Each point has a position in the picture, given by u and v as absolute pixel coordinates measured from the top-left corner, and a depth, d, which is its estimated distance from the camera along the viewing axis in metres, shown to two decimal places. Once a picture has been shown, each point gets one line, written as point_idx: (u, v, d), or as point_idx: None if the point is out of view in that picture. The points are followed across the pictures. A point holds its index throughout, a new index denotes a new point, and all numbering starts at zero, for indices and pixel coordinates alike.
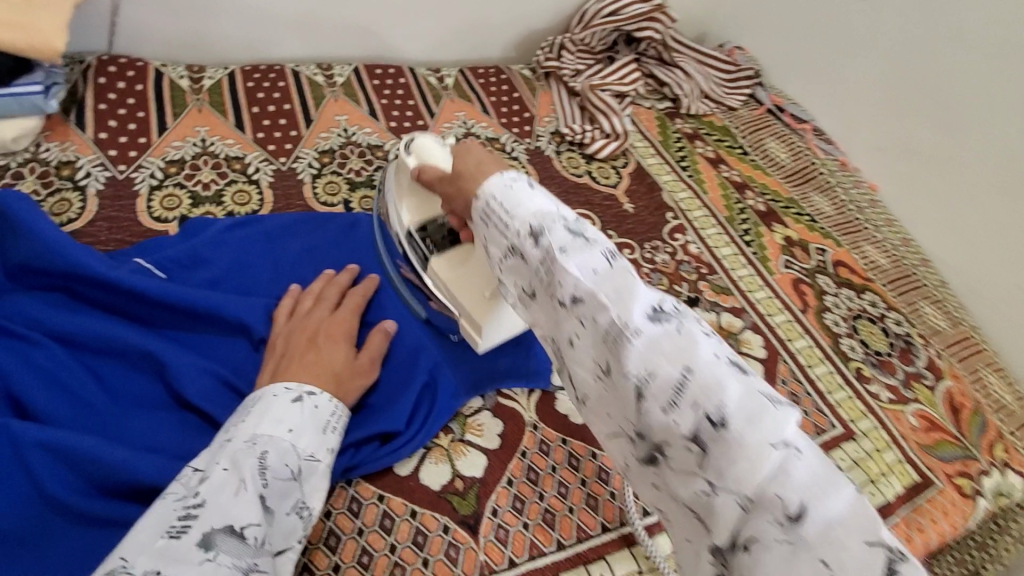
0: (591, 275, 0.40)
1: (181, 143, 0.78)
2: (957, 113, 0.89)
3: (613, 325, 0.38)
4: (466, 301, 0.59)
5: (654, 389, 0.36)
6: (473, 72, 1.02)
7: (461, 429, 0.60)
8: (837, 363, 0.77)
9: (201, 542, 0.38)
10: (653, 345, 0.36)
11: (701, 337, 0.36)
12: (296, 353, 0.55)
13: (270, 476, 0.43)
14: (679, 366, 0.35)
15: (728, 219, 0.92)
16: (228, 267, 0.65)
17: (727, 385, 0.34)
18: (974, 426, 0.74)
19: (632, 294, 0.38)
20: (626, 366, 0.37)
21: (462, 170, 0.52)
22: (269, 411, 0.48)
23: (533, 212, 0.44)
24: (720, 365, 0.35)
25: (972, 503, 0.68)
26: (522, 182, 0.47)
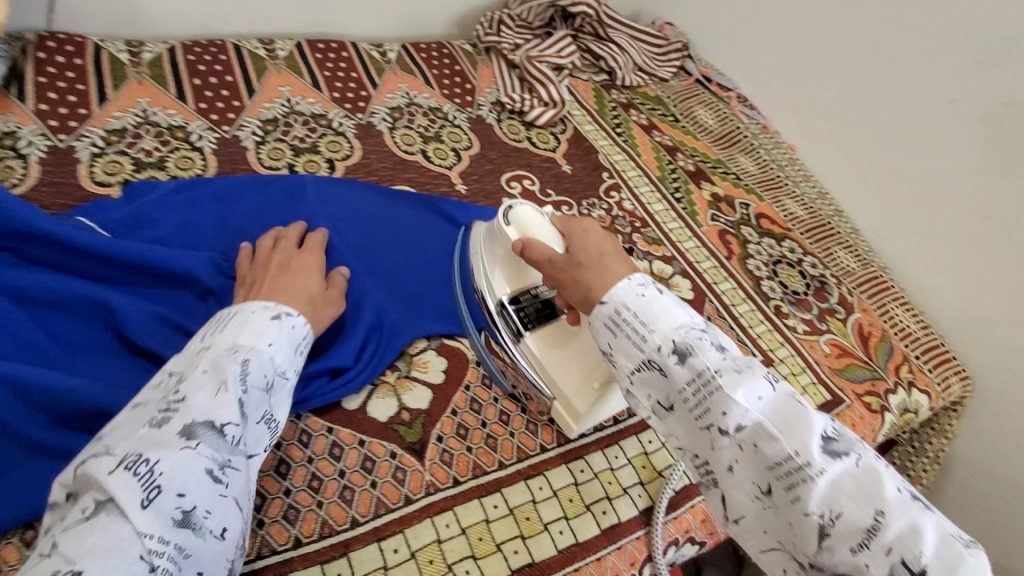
0: (755, 402, 0.45)
1: (122, 113, 0.78)
2: (860, 72, 0.97)
3: (790, 460, 0.43)
4: (567, 381, 0.59)
5: (840, 529, 0.41)
6: (416, 47, 1.06)
7: (408, 366, 0.63)
8: (758, 302, 0.83)
9: (181, 432, 0.43)
10: (836, 486, 0.42)
11: (880, 475, 0.42)
12: (267, 279, 0.59)
13: (248, 383, 0.48)
14: (872, 510, 0.40)
15: (660, 178, 0.98)
16: (174, 226, 0.67)
17: (922, 532, 0.39)
18: (882, 351, 0.82)
19: (808, 429, 0.44)
20: (808, 504, 0.42)
21: (582, 257, 0.57)
22: (249, 324, 0.52)
23: (671, 328, 0.50)
24: (909, 507, 0.40)
25: (880, 417, 0.74)
26: (649, 290, 0.52)
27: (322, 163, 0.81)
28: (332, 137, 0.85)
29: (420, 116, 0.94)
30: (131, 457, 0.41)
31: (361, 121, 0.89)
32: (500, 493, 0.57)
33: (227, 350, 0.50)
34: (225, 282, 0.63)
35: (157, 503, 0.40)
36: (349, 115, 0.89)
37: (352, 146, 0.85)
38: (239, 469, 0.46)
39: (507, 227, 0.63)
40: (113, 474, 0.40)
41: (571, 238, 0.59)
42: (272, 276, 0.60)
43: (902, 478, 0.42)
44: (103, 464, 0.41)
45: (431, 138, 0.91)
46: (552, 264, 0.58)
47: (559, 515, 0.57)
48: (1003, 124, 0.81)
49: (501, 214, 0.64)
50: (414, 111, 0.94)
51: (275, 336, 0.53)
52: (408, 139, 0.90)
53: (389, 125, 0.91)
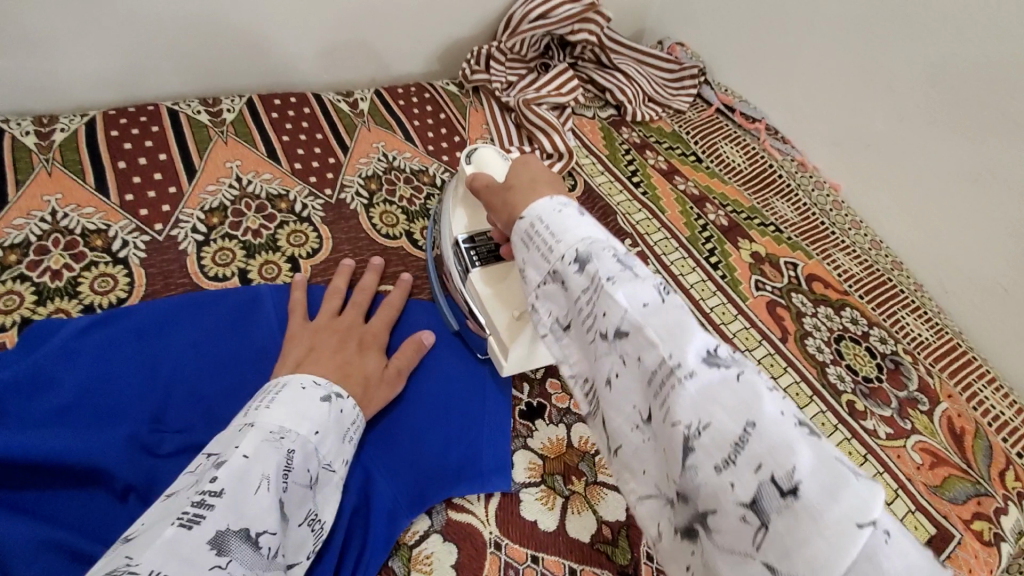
0: (641, 308, 0.37)
1: (24, 219, 0.62)
2: (918, 102, 0.81)
3: (663, 364, 0.34)
4: (498, 309, 0.57)
5: (707, 443, 0.31)
6: (392, 92, 0.90)
7: (404, 568, 0.48)
8: (827, 399, 0.69)
9: (213, 542, 0.36)
10: (709, 395, 0.32)
11: (762, 389, 0.32)
12: (327, 349, 0.55)
13: (291, 479, 0.42)
14: (742, 421, 0.31)
15: (690, 239, 0.83)
16: (82, 385, 0.51)
17: (798, 448, 0.29)
18: (981, 453, 0.67)
19: (691, 334, 0.35)
20: (676, 414, 0.33)
21: (517, 181, 0.51)
22: (298, 404, 0.47)
23: (580, 237, 0.41)
24: (791, 426, 0.30)
25: (996, 551, 0.59)
26: (573, 206, 0.44)
27: (282, 265, 0.65)
28: (294, 226, 0.69)
29: (402, 184, 0.78)
30: (157, 575, 0.32)
31: (330, 199, 0.73)
32: None
33: (274, 432, 0.44)
34: (150, 468, 0.48)
35: None
36: (314, 192, 0.73)
37: (320, 236, 0.69)
38: None
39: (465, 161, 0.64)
40: None
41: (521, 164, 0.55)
42: (329, 349, 0.56)
43: (796, 404, 0.33)
44: None
45: (417, 213, 0.75)
46: (488, 188, 0.54)
47: None
48: None
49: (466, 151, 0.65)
50: (394, 178, 0.78)
51: (324, 421, 0.47)
52: (388, 218, 0.73)
53: (364, 200, 0.74)
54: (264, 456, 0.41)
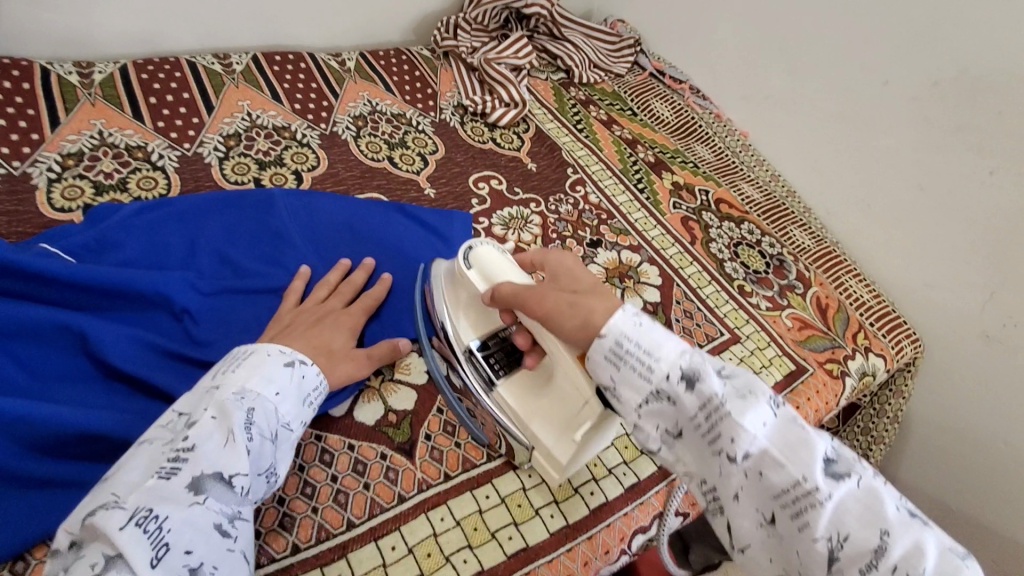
0: (760, 427, 0.44)
1: (76, 136, 0.77)
2: (801, 61, 1.01)
3: (799, 485, 0.42)
4: (544, 432, 0.57)
5: (849, 551, 0.41)
6: (374, 54, 1.06)
7: (391, 370, 0.65)
8: (722, 283, 0.87)
9: (189, 486, 0.45)
10: (843, 509, 0.41)
11: (880, 492, 0.42)
12: (301, 328, 0.61)
13: (254, 432, 0.50)
14: (876, 530, 0.40)
15: (622, 171, 1.01)
16: (141, 249, 0.66)
17: (925, 548, 0.39)
18: (839, 321, 0.87)
19: (815, 455, 0.43)
20: (817, 531, 0.41)
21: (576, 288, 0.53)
22: (261, 369, 0.53)
23: (677, 355, 0.47)
24: (911, 524, 0.40)
25: (841, 382, 0.79)
26: (643, 316, 0.48)
27: (289, 176, 0.82)
28: (297, 149, 0.85)
29: (384, 123, 0.94)
30: (141, 511, 0.42)
31: (325, 131, 0.89)
32: (490, 483, 0.59)
33: (235, 394, 0.51)
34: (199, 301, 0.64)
35: (165, 561, 0.41)
36: (312, 126, 0.89)
37: (318, 156, 0.85)
38: (246, 518, 0.48)
39: (468, 268, 0.59)
40: (123, 529, 0.40)
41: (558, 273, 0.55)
42: (304, 327, 0.62)
43: (898, 495, 0.43)
44: (113, 518, 0.41)
45: (396, 144, 0.92)
46: (530, 295, 0.53)
47: (549, 500, 0.59)
48: (923, 106, 0.87)
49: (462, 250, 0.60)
50: (377, 118, 0.95)
51: (285, 384, 0.54)
52: (373, 146, 0.90)
53: (353, 133, 0.91)
54: (226, 416, 0.48)
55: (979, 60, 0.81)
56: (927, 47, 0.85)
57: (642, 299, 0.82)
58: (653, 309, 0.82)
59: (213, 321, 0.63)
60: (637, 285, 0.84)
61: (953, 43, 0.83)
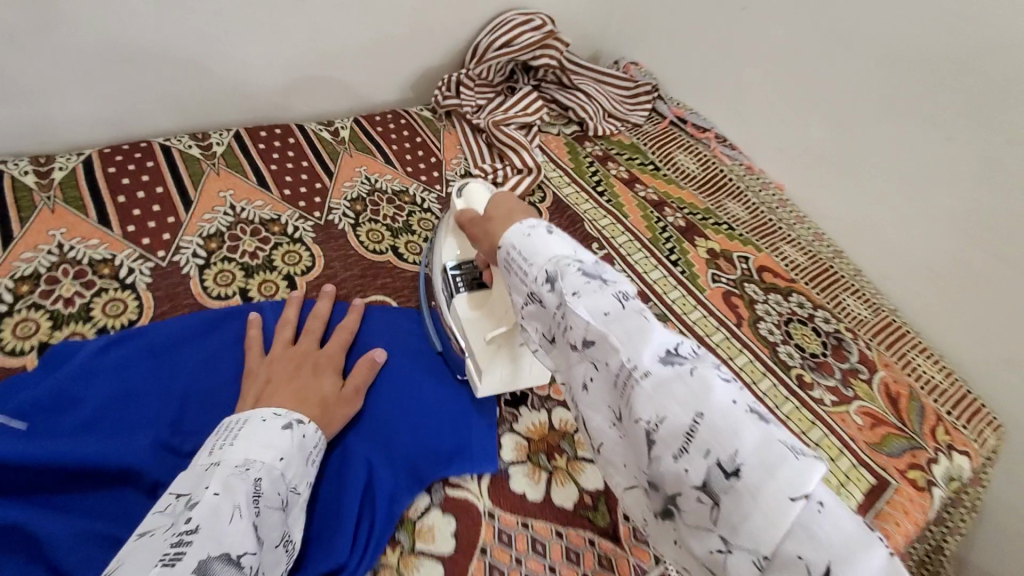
0: (602, 318, 0.43)
1: (32, 253, 0.66)
2: (847, 111, 0.91)
3: (624, 365, 0.41)
4: (476, 333, 0.62)
5: (664, 434, 0.38)
6: (370, 120, 0.96)
7: (410, 538, 0.53)
8: (778, 374, 0.77)
9: (198, 568, 0.38)
10: (664, 390, 0.39)
11: (712, 380, 0.38)
12: (283, 377, 0.58)
13: (261, 504, 0.45)
14: (690, 412, 0.37)
15: (651, 240, 0.91)
16: (105, 399, 0.56)
17: (743, 434, 0.35)
18: (914, 413, 0.76)
19: (649, 338, 0.42)
20: (638, 413, 0.39)
21: (495, 214, 0.59)
22: (258, 435, 0.50)
23: (548, 258, 0.48)
24: (734, 415, 0.36)
25: (928, 495, 0.68)
26: (536, 230, 0.51)
27: (280, 282, 0.71)
28: (288, 247, 0.75)
29: (386, 205, 0.84)
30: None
31: (319, 221, 0.79)
32: None
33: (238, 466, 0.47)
34: (176, 467, 0.53)
35: None
36: (305, 216, 0.79)
37: (312, 255, 0.75)
38: None
39: (456, 197, 0.69)
40: None
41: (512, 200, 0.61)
42: (282, 378, 0.59)
43: (744, 393, 0.39)
44: None
45: (400, 230, 0.81)
46: (471, 221, 0.62)
47: None
48: (993, 164, 0.77)
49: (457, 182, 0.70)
50: (378, 199, 0.85)
51: (286, 448, 0.50)
52: (374, 235, 0.80)
53: (351, 221, 0.80)
54: (234, 489, 0.44)
55: None
56: (998, 101, 0.75)
57: None
58: None
59: None
60: None
61: None
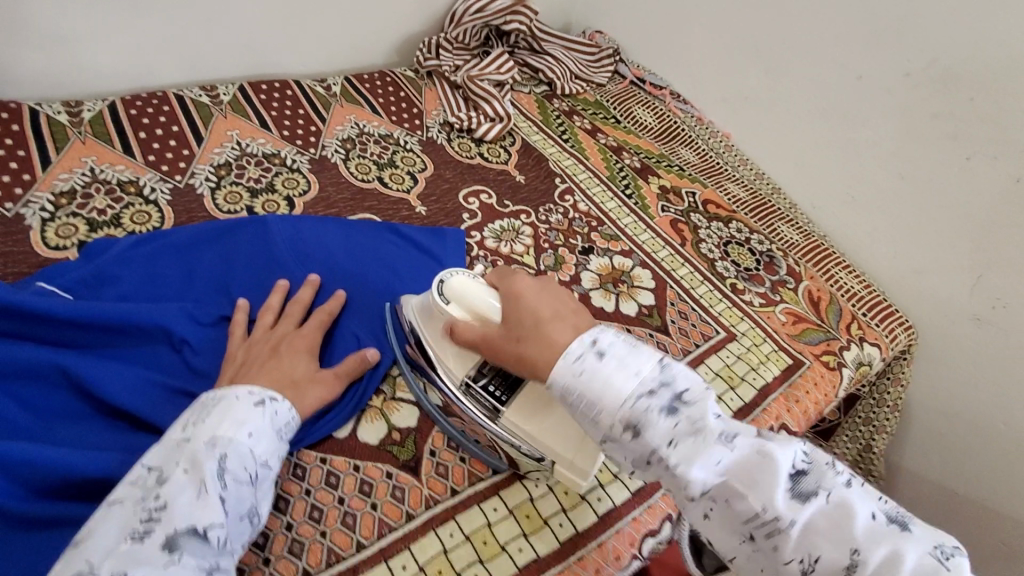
0: (715, 467, 0.46)
1: (68, 175, 0.77)
2: (778, 63, 1.03)
3: (761, 514, 0.44)
4: (560, 446, 0.55)
5: (823, 570, 0.43)
6: (358, 78, 1.07)
7: (392, 388, 0.64)
8: (714, 282, 0.89)
9: (163, 544, 0.42)
10: (811, 529, 0.44)
11: (848, 503, 0.44)
12: (257, 361, 0.58)
13: (228, 479, 0.46)
14: (847, 550, 0.42)
15: (610, 178, 1.03)
16: (139, 283, 0.67)
17: (898, 562, 0.41)
18: (833, 313, 0.89)
19: (778, 480, 0.44)
20: (788, 553, 0.44)
21: (521, 330, 0.54)
22: (231, 412, 0.50)
23: (620, 402, 0.47)
24: (882, 535, 0.42)
25: (837, 372, 0.81)
26: (586, 364, 0.49)
27: (281, 202, 0.83)
28: (287, 175, 0.86)
29: (372, 144, 0.96)
30: None
31: (314, 155, 0.91)
32: (497, 496, 0.58)
33: (207, 443, 0.48)
34: (198, 331, 0.64)
35: None
36: (301, 151, 0.90)
37: (309, 181, 0.86)
38: (227, 570, 0.45)
39: (448, 305, 0.59)
40: None
41: (518, 303, 0.56)
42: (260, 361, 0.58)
43: (870, 499, 0.45)
44: None
45: (385, 164, 0.93)
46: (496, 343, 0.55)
47: (557, 509, 0.59)
48: (897, 97, 0.89)
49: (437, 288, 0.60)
50: (365, 140, 0.96)
51: (257, 423, 0.50)
52: (363, 167, 0.92)
53: (343, 156, 0.92)
54: (198, 467, 0.46)
55: (951, 50, 0.83)
56: (895, 39, 0.88)
57: (637, 303, 0.84)
58: (649, 312, 0.83)
59: (212, 350, 0.63)
60: (630, 289, 0.85)
61: (924, 39, 0.85)
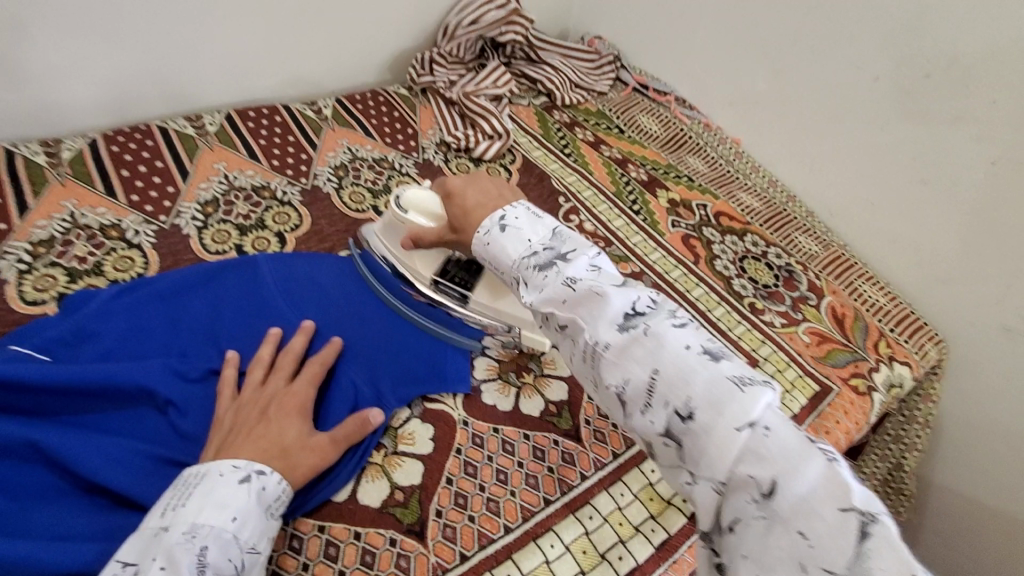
0: (562, 304, 0.45)
1: (47, 221, 0.74)
2: (787, 64, 0.98)
3: (588, 341, 0.42)
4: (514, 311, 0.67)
5: (631, 395, 0.39)
6: (350, 99, 1.03)
7: (393, 442, 0.60)
8: (731, 302, 0.84)
9: None
10: (625, 355, 0.40)
11: (665, 335, 0.39)
12: (247, 426, 0.54)
13: (209, 575, 0.44)
14: (647, 369, 0.39)
15: (615, 193, 0.98)
16: (121, 337, 0.62)
17: (692, 380, 0.37)
18: (859, 330, 0.84)
19: (604, 310, 0.42)
20: (605, 377, 0.41)
21: (456, 222, 0.60)
22: (213, 494, 0.47)
23: (512, 257, 0.51)
24: (687, 361, 0.38)
25: (868, 398, 0.76)
26: (493, 226, 0.53)
27: (271, 238, 0.79)
28: (278, 209, 0.82)
29: (366, 170, 0.92)
30: None
31: (306, 185, 0.86)
32: (510, 559, 0.53)
33: (186, 533, 0.45)
34: (185, 389, 0.60)
35: None
36: (292, 182, 0.86)
37: (300, 215, 0.82)
38: None
39: (406, 214, 0.69)
40: None
41: (453, 204, 0.60)
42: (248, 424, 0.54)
43: (699, 333, 0.40)
44: None
45: (380, 191, 0.89)
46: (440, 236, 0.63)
47: (575, 570, 0.54)
48: (917, 99, 0.84)
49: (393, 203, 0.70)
50: (359, 165, 0.92)
51: (242, 506, 0.47)
52: (357, 196, 0.87)
53: (335, 184, 0.88)
54: (175, 566, 0.43)
55: (974, 49, 0.77)
56: (913, 35, 0.82)
57: None
58: None
59: (200, 410, 0.59)
60: None
61: (945, 37, 0.80)
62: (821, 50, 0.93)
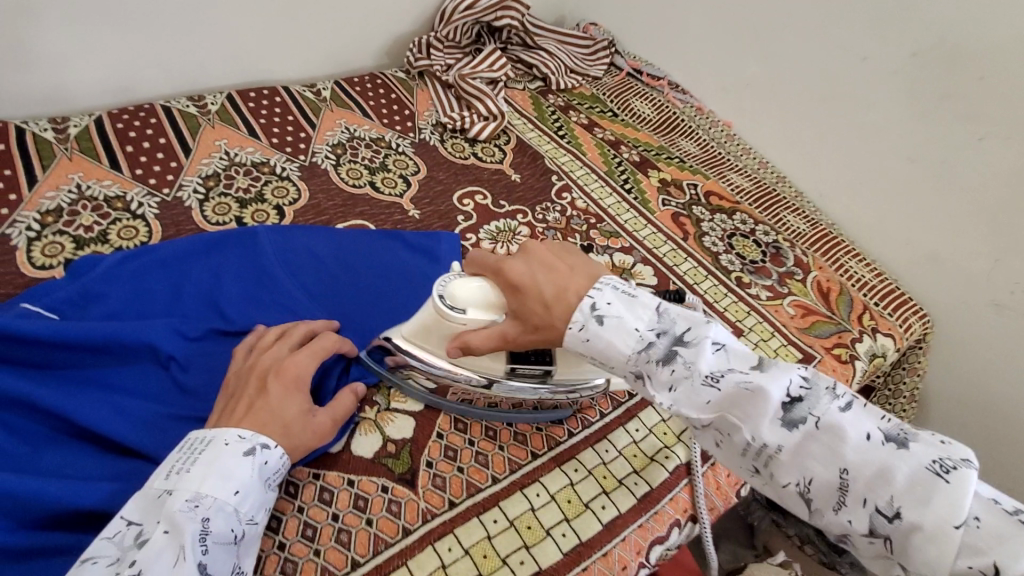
0: (706, 403, 0.44)
1: (54, 192, 0.76)
2: (777, 47, 1.00)
3: (751, 444, 0.42)
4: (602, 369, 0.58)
5: (818, 493, 0.40)
6: (348, 81, 1.05)
7: (386, 399, 0.62)
8: (719, 276, 0.86)
9: None
10: (802, 452, 0.40)
11: (841, 427, 0.40)
12: (246, 397, 0.53)
13: (209, 542, 0.44)
14: (835, 469, 0.39)
15: (608, 173, 1.00)
16: (126, 300, 0.65)
17: (891, 477, 0.37)
18: (843, 304, 0.86)
19: (764, 408, 0.41)
20: (784, 479, 0.41)
21: (538, 323, 0.50)
22: (217, 464, 0.47)
23: (626, 353, 0.47)
24: (875, 454, 0.38)
25: (850, 366, 0.78)
26: (591, 317, 0.47)
27: (270, 211, 0.81)
28: (277, 183, 0.85)
29: (364, 149, 0.94)
30: None
31: (304, 162, 0.89)
32: (497, 507, 0.56)
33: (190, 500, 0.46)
34: (187, 347, 0.62)
35: None
36: (291, 159, 0.89)
37: (299, 189, 0.85)
38: None
39: (466, 313, 0.54)
40: None
41: (526, 303, 0.50)
42: (248, 395, 0.54)
43: (870, 417, 0.40)
44: None
45: (377, 168, 0.91)
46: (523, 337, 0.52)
47: (560, 518, 0.56)
48: (901, 80, 0.86)
49: (442, 308, 0.54)
50: (356, 144, 0.94)
51: (245, 478, 0.48)
52: (354, 173, 0.90)
53: (333, 161, 0.90)
54: (179, 530, 0.43)
55: (959, 27, 0.79)
56: (897, 17, 0.85)
57: None
58: None
59: (201, 367, 0.62)
60: None
61: (931, 17, 0.82)
62: (808, 33, 0.95)
